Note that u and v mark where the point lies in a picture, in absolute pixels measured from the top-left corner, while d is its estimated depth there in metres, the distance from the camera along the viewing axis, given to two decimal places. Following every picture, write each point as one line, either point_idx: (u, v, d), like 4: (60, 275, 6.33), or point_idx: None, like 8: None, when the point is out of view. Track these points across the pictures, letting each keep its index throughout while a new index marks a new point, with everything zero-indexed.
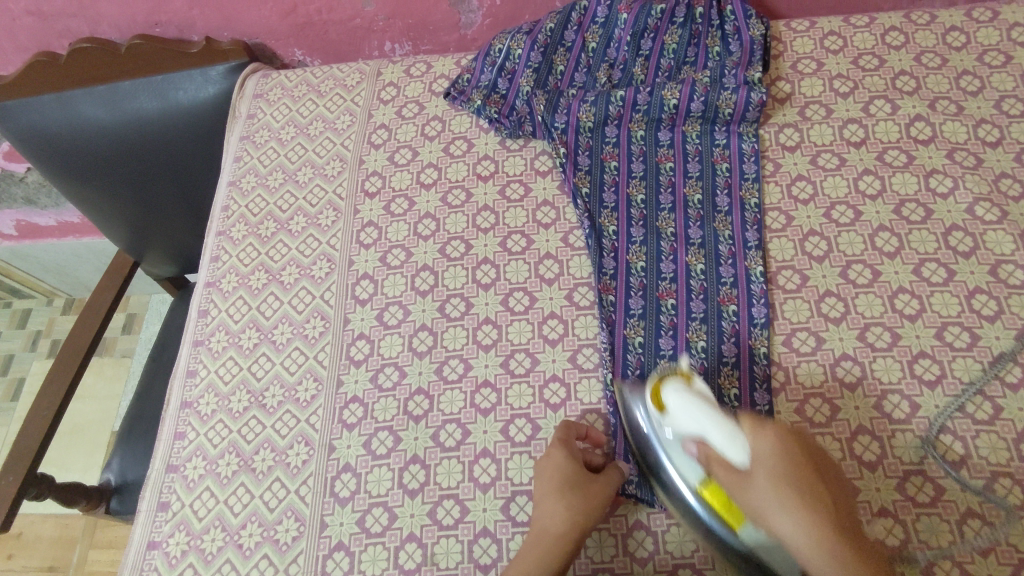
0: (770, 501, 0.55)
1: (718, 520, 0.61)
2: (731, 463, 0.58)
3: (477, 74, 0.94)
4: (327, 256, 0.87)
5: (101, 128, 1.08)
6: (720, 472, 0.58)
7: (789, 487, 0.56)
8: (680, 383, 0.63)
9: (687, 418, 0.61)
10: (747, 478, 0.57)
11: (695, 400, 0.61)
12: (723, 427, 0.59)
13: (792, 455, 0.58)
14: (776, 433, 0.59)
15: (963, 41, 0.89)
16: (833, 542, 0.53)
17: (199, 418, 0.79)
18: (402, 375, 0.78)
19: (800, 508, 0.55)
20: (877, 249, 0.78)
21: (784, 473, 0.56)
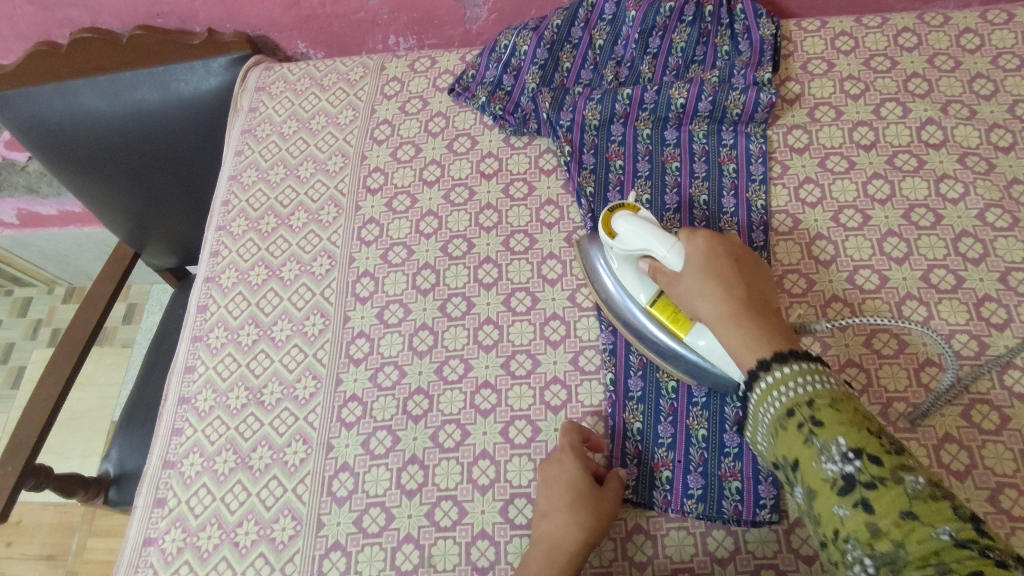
0: (693, 292, 0.64)
1: (669, 332, 0.69)
2: (668, 268, 0.67)
3: (482, 70, 0.93)
4: (328, 253, 0.86)
5: (102, 119, 1.08)
6: (662, 279, 0.67)
7: (705, 249, 0.65)
8: (628, 212, 0.70)
9: (634, 234, 0.68)
10: (677, 276, 0.66)
11: (642, 228, 0.68)
12: (662, 245, 0.67)
13: (717, 249, 0.65)
14: (701, 236, 0.66)
15: (977, 44, 0.88)
16: (738, 305, 0.61)
17: (197, 414, 0.79)
18: (401, 374, 0.77)
19: (712, 284, 0.63)
20: (885, 254, 0.77)
21: (705, 262, 0.64)
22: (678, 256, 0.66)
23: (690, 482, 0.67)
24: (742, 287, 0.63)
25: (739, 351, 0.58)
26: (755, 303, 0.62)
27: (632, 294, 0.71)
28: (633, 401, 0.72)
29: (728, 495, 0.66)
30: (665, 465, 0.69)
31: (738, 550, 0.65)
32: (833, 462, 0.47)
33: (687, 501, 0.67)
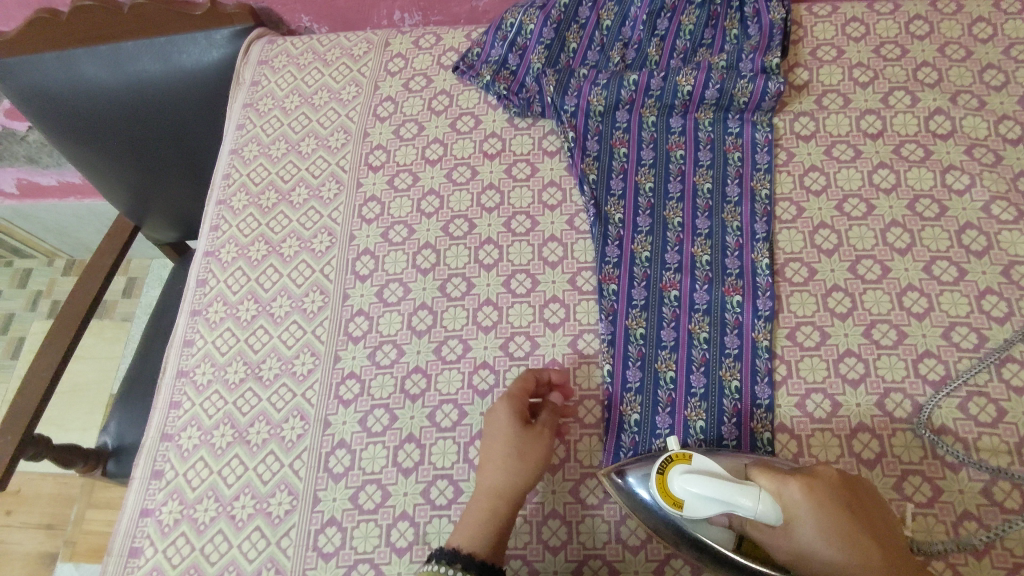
0: (812, 543, 0.54)
1: (751, 568, 0.59)
2: (765, 524, 0.56)
3: (487, 48, 0.92)
4: (328, 229, 0.86)
5: (102, 89, 1.06)
6: (759, 535, 0.57)
7: (815, 503, 0.54)
8: (682, 470, 0.59)
9: (699, 504, 0.57)
10: (785, 530, 0.55)
11: (707, 487, 0.56)
12: (748, 502, 0.54)
13: (823, 493, 0.55)
14: (797, 477, 0.55)
15: (989, 33, 0.87)
16: (873, 557, 0.53)
17: (195, 387, 0.79)
18: (400, 353, 0.77)
19: (841, 551, 0.54)
20: (888, 245, 0.77)
21: (814, 509, 0.54)
22: (777, 516, 0.55)
23: None
24: (869, 541, 0.54)
25: None
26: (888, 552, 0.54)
27: (698, 537, 0.60)
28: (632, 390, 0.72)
29: None
30: None
31: None
32: None
33: None
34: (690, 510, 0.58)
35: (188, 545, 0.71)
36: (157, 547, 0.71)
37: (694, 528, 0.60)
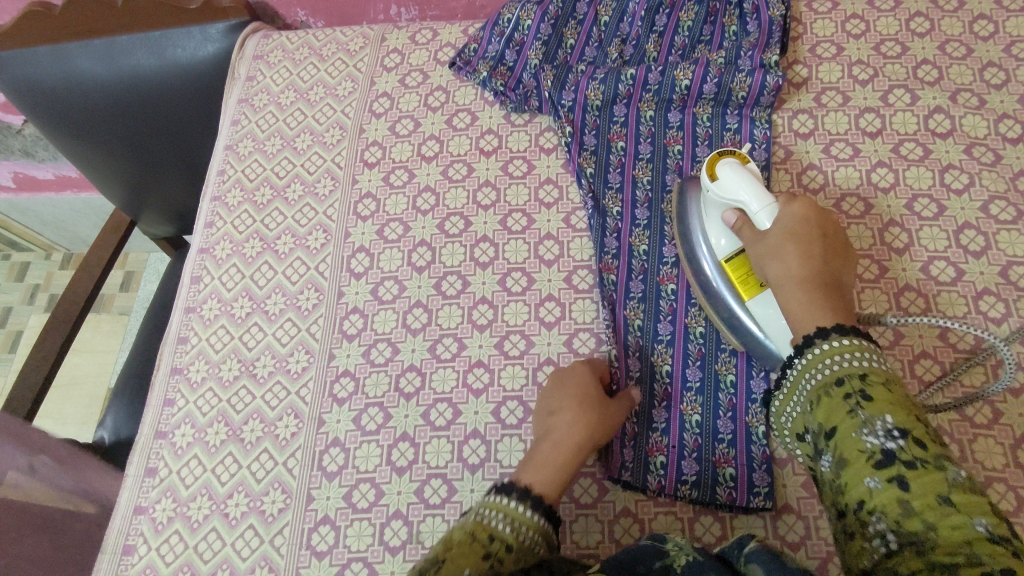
0: (765, 253, 0.62)
1: (734, 291, 0.67)
2: (758, 225, 0.65)
3: (484, 44, 0.91)
4: (323, 227, 0.85)
5: (97, 82, 1.05)
6: (746, 233, 0.66)
7: (793, 230, 0.62)
8: (735, 160, 0.68)
9: (733, 182, 0.66)
10: (766, 235, 0.64)
11: (742, 181, 0.66)
12: (759, 205, 0.65)
13: (811, 223, 0.63)
14: (802, 203, 0.64)
15: (990, 31, 0.86)
16: (816, 276, 0.59)
17: (189, 385, 0.79)
18: (395, 352, 0.77)
19: (796, 266, 0.60)
20: (885, 244, 0.76)
21: (793, 228, 0.62)
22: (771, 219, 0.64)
23: (685, 467, 0.68)
24: (823, 268, 0.60)
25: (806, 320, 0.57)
26: (829, 283, 0.59)
27: (711, 245, 0.70)
28: (629, 384, 0.72)
29: (722, 482, 0.67)
30: (660, 450, 0.69)
31: (726, 535, 0.66)
32: (874, 436, 0.47)
33: (681, 486, 0.67)
34: (722, 189, 0.67)
35: (182, 543, 0.71)
36: (151, 545, 0.71)
37: (714, 221, 0.70)
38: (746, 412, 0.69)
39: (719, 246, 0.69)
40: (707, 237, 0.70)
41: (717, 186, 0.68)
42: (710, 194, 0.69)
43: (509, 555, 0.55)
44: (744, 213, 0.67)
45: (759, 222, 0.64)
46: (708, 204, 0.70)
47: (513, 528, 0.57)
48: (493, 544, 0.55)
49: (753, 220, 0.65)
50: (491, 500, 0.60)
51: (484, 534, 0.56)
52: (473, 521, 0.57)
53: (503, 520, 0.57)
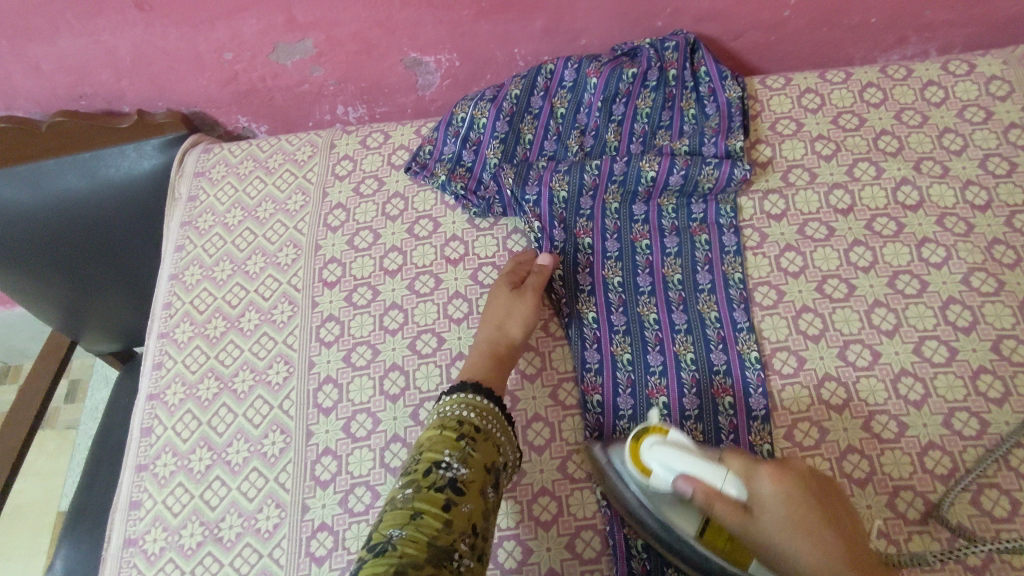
0: (774, 535, 0.53)
1: (713, 564, 0.58)
2: (727, 499, 0.54)
3: (439, 145, 0.88)
4: (284, 358, 0.79)
5: (22, 211, 0.98)
6: (722, 509, 0.54)
7: (784, 481, 0.55)
8: (660, 438, 0.60)
9: (668, 462, 0.57)
10: (744, 507, 0.54)
11: (683, 465, 0.57)
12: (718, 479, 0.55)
13: (799, 492, 0.55)
14: (770, 467, 0.56)
15: (941, 96, 0.87)
16: (850, 555, 0.52)
17: (146, 558, 0.70)
18: (375, 496, 0.70)
19: (774, 485, 0.54)
20: (873, 326, 0.74)
21: (781, 484, 0.54)
22: (745, 493, 0.55)
23: None
24: (832, 536, 0.53)
25: (822, 568, 0.51)
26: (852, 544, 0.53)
27: (653, 486, 0.59)
28: None
29: None
30: None
31: None
32: None
33: None
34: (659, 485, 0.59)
35: None
36: None
37: (662, 498, 0.60)
38: None
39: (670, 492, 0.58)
40: (655, 483, 0.59)
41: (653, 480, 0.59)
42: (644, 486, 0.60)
43: (479, 436, 0.59)
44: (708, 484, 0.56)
45: (730, 494, 0.55)
46: (632, 483, 0.61)
47: (477, 414, 0.61)
48: (463, 429, 0.59)
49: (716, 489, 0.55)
50: (447, 397, 0.63)
51: (452, 425, 0.59)
52: (439, 419, 0.60)
53: (463, 408, 0.61)
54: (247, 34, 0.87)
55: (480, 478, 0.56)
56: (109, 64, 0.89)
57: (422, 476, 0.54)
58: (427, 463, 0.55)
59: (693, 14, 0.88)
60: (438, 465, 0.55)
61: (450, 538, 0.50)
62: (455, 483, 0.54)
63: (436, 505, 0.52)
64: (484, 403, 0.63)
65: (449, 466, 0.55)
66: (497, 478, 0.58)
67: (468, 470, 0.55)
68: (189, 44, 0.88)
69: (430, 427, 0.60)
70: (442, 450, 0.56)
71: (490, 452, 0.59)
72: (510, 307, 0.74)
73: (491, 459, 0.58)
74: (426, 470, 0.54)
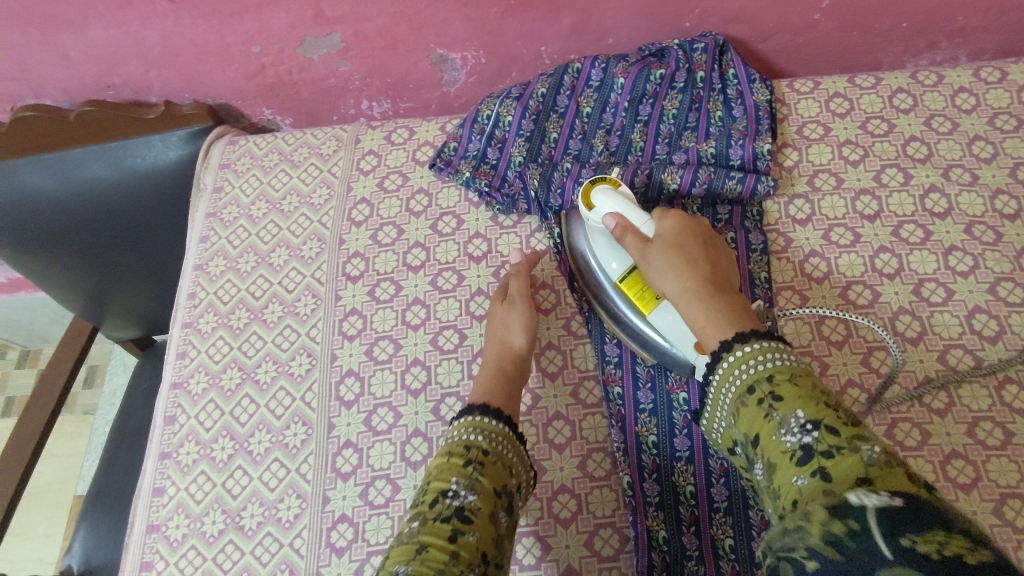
0: (655, 268, 0.64)
1: (636, 308, 0.70)
2: (638, 235, 0.67)
3: (464, 142, 0.88)
4: (307, 350, 0.79)
5: (50, 198, 0.99)
6: (630, 241, 0.67)
7: (676, 250, 0.64)
8: (608, 186, 0.72)
9: (608, 205, 0.71)
10: (644, 247, 0.66)
11: (617, 205, 0.70)
12: (638, 218, 0.69)
13: (691, 231, 0.67)
14: (678, 215, 0.68)
15: (972, 103, 0.86)
16: (730, 322, 0.57)
17: (169, 545, 0.71)
18: (395, 490, 0.71)
19: (663, 252, 0.64)
20: (898, 334, 0.73)
21: (673, 246, 0.64)
22: (652, 230, 0.68)
23: None
24: (705, 266, 0.63)
25: (681, 300, 0.61)
26: (716, 278, 0.62)
27: (603, 262, 0.73)
28: (653, 507, 0.67)
29: None
30: None
31: None
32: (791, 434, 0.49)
33: None
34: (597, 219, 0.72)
35: None
36: None
37: (598, 236, 0.73)
38: None
39: (613, 269, 0.72)
40: (600, 259, 0.74)
41: (593, 213, 0.72)
42: (591, 221, 0.73)
43: (487, 460, 0.60)
44: (626, 219, 0.69)
45: (642, 229, 0.68)
46: (590, 230, 0.75)
47: (485, 437, 0.62)
48: (470, 454, 0.60)
49: (636, 228, 0.68)
50: (456, 421, 0.64)
51: (459, 451, 0.60)
52: (447, 445, 0.61)
53: (470, 432, 0.62)
54: (274, 27, 0.87)
55: (489, 504, 0.56)
56: (138, 55, 0.90)
57: (429, 508, 0.55)
58: (433, 495, 0.56)
59: (721, 15, 0.87)
60: (444, 495, 0.56)
61: (459, 568, 0.51)
62: (462, 511, 0.55)
63: (441, 536, 0.53)
64: (489, 421, 0.63)
65: (456, 495, 0.56)
66: (510, 501, 0.59)
67: (475, 496, 0.56)
68: (218, 36, 0.88)
69: (440, 455, 0.61)
70: (448, 479, 0.57)
71: (500, 473, 0.59)
72: (506, 321, 0.74)
73: (501, 482, 0.59)
74: (432, 501, 0.56)
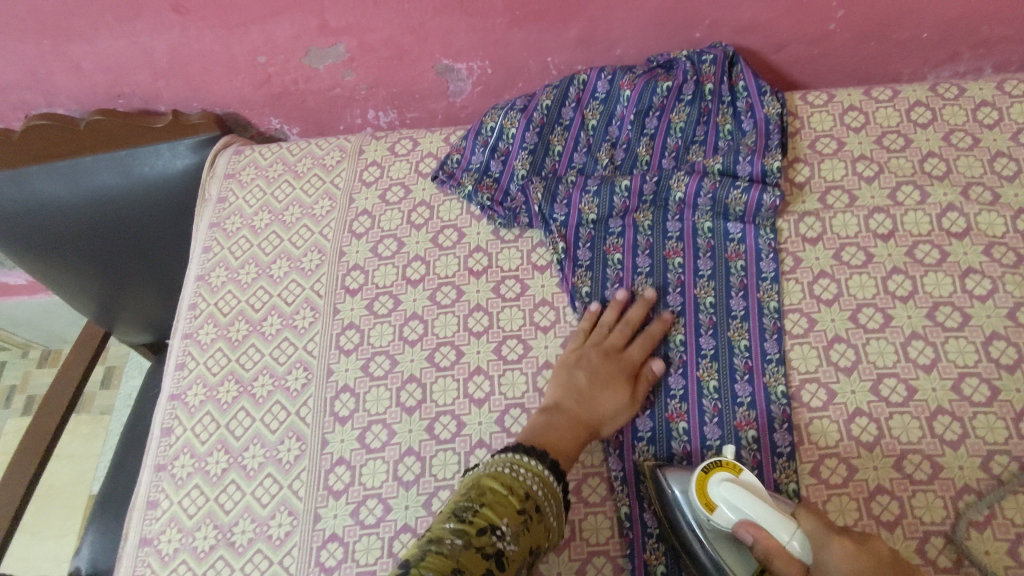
0: (832, 573, 0.50)
1: None
2: (792, 559, 0.53)
3: (466, 154, 0.87)
4: (304, 364, 0.79)
5: (61, 204, 1.00)
6: (778, 565, 0.53)
7: (860, 561, 0.49)
8: (727, 477, 0.60)
9: (727, 510, 0.58)
10: (806, 569, 0.52)
11: (745, 500, 0.57)
12: (783, 534, 0.54)
13: (875, 556, 0.49)
14: (846, 540, 0.51)
15: (995, 118, 0.82)
16: None
17: (160, 558, 0.71)
18: (386, 510, 0.70)
19: (840, 547, 0.51)
20: (911, 361, 0.70)
21: (855, 560, 0.50)
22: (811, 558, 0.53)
23: None
24: None
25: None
26: (899, 567, 0.49)
27: (715, 522, 0.59)
28: (652, 540, 0.65)
29: None
30: None
31: None
32: None
33: None
34: (720, 521, 0.59)
35: None
36: None
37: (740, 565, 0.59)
38: None
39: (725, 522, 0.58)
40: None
41: (715, 519, 0.59)
42: (711, 525, 0.60)
43: (537, 515, 0.56)
44: (767, 535, 0.55)
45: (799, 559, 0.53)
46: (693, 509, 0.61)
47: (542, 490, 0.58)
48: (527, 500, 0.56)
49: (774, 539, 0.54)
50: (505, 452, 0.60)
51: (519, 492, 0.56)
52: (507, 475, 0.57)
53: (533, 479, 0.58)
54: (280, 38, 0.87)
55: (521, 560, 0.53)
56: (146, 64, 0.91)
57: (475, 533, 0.51)
58: (483, 522, 0.52)
59: (733, 26, 0.85)
60: (493, 530, 0.52)
61: None
62: (501, 556, 0.51)
63: (477, 571, 0.49)
64: (546, 475, 0.59)
65: (501, 536, 0.52)
66: (533, 560, 0.55)
67: (517, 549, 0.53)
68: (224, 47, 0.88)
69: (496, 478, 0.57)
70: (501, 516, 0.53)
71: (540, 535, 0.56)
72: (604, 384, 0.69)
73: (539, 542, 0.55)
74: (480, 529, 0.52)
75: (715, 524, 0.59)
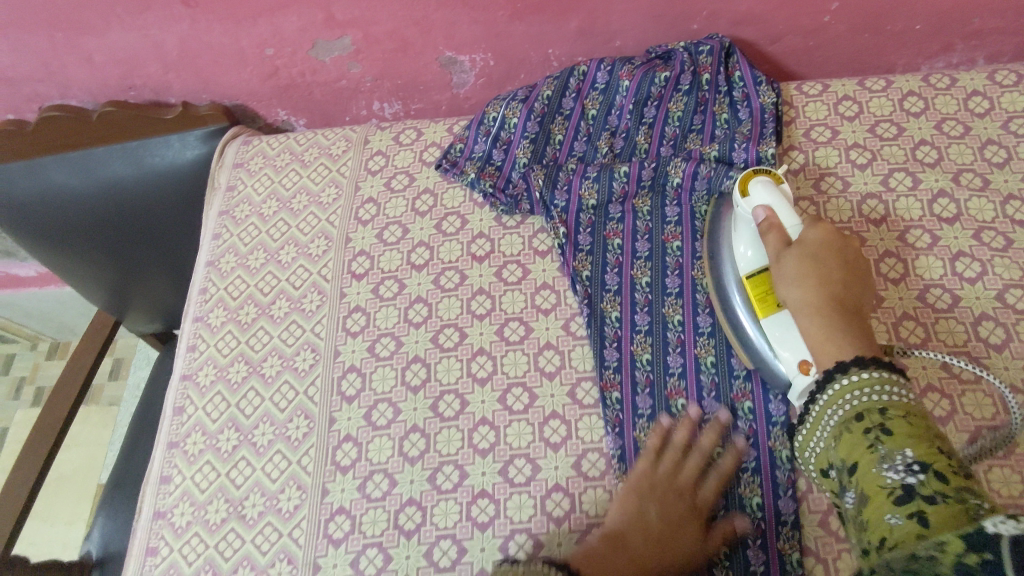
0: (789, 275, 0.63)
1: (750, 309, 0.69)
2: (785, 232, 0.66)
3: (470, 143, 0.89)
4: (311, 345, 0.81)
5: (73, 193, 1.02)
6: (773, 237, 0.66)
7: (820, 251, 0.63)
8: (769, 179, 0.70)
9: (762, 196, 0.69)
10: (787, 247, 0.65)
11: (771, 197, 0.69)
12: (789, 217, 0.67)
13: (834, 241, 0.64)
14: (828, 227, 0.65)
15: (986, 107, 0.84)
16: (839, 329, 0.59)
17: (174, 531, 0.74)
18: (392, 484, 0.72)
19: (819, 236, 0.64)
20: (901, 341, 0.72)
21: (819, 250, 0.63)
22: (797, 234, 0.66)
23: None
24: (841, 285, 0.62)
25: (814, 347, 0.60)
26: (844, 302, 0.61)
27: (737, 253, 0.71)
28: None
29: None
30: None
31: None
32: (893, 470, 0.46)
33: None
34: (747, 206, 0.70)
35: None
36: None
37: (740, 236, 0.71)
38: (776, 537, 0.65)
39: (746, 258, 0.70)
40: (737, 245, 0.71)
41: (745, 202, 0.70)
42: (740, 210, 0.71)
43: None
44: (778, 214, 0.68)
45: (786, 229, 0.67)
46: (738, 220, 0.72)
47: None
48: None
49: (782, 227, 0.67)
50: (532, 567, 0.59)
51: None
52: None
53: None
54: (287, 31, 0.89)
55: None
56: (157, 57, 0.93)
57: None
58: None
59: (729, 18, 0.87)
60: None
61: None
62: None
63: None
64: None
65: None
66: None
67: None
68: (233, 39, 0.91)
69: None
70: None
71: None
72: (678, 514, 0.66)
73: None
74: None
75: (744, 207, 0.70)
